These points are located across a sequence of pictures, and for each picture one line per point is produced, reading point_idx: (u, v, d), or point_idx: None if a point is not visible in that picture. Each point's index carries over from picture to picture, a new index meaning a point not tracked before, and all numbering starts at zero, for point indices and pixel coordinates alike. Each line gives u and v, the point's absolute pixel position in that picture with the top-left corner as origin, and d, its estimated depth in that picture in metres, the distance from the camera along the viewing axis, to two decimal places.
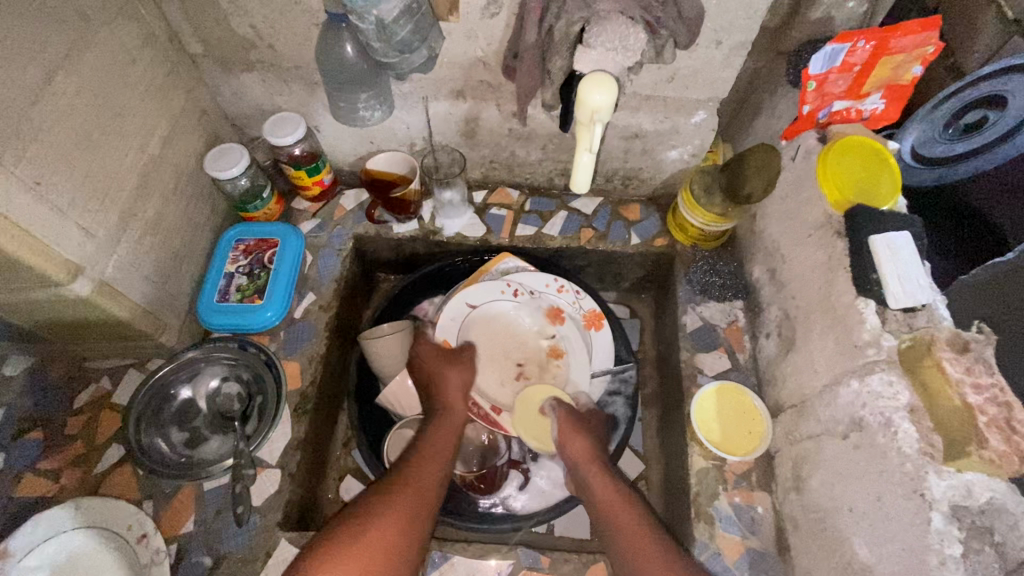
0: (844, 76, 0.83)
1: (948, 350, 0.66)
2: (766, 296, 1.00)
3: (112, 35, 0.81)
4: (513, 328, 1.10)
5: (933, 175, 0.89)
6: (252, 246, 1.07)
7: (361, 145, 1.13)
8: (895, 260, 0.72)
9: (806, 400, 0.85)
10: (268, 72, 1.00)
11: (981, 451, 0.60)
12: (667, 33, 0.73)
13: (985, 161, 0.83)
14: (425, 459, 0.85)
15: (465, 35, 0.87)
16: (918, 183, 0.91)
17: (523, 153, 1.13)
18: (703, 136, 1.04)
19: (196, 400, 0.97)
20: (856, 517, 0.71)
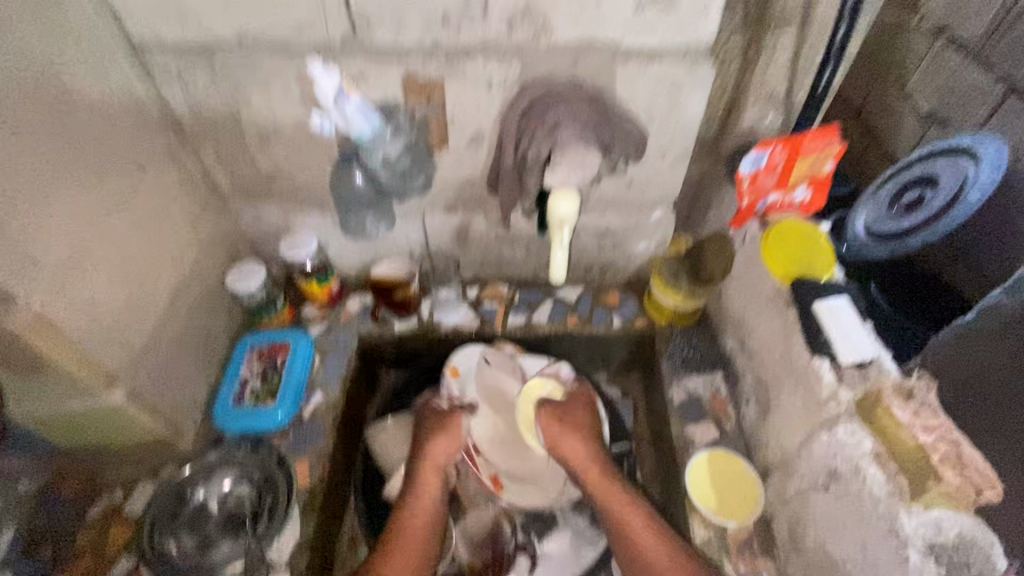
0: (771, 174, 0.99)
1: (896, 399, 0.73)
2: (740, 364, 1.09)
3: (159, 180, 0.97)
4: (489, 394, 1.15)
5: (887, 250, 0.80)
6: (265, 350, 1.16)
7: (365, 254, 1.27)
8: (837, 322, 0.83)
9: (788, 459, 0.90)
10: (285, 199, 1.16)
11: (940, 485, 0.67)
12: (618, 152, 0.91)
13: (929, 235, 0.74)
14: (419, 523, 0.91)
15: (455, 161, 1.04)
16: (875, 257, 0.83)
17: (510, 252, 1.27)
18: (665, 229, 1.20)
19: (208, 502, 0.99)
20: (850, 569, 0.74)
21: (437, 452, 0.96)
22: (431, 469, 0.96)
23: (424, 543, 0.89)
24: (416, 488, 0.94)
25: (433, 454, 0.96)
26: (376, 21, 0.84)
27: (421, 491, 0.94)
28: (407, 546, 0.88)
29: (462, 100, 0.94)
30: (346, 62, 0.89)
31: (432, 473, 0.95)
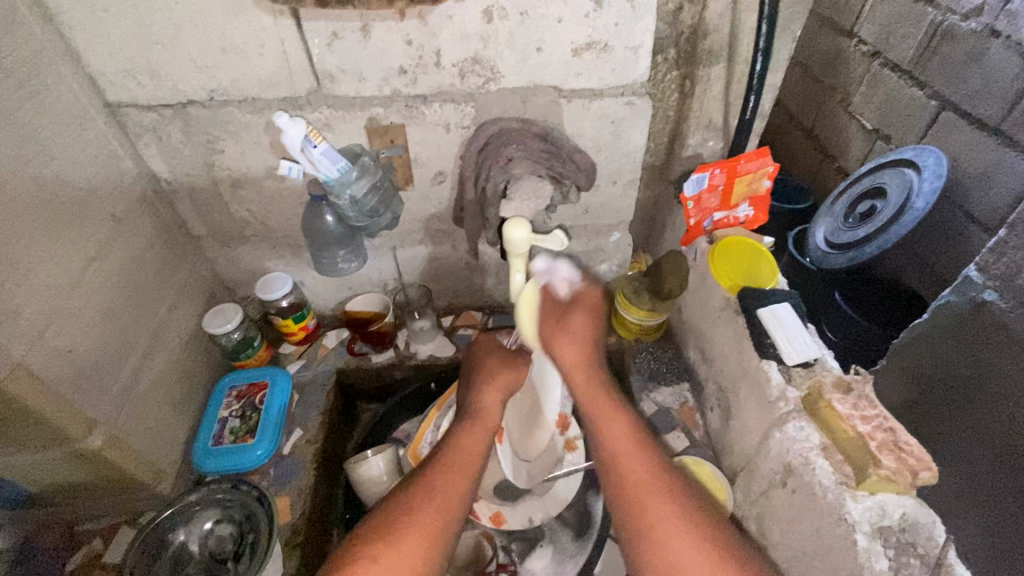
0: (713, 194, 1.09)
1: (836, 392, 0.82)
2: (703, 374, 1.14)
3: (136, 230, 1.01)
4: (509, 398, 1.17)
5: (847, 259, 1.18)
6: (244, 390, 1.19)
7: (341, 291, 1.31)
8: (781, 327, 0.90)
9: (750, 459, 0.95)
10: (259, 242, 1.21)
11: (878, 470, 0.72)
12: (569, 181, 0.98)
13: (882, 242, 1.11)
14: (461, 449, 0.84)
15: (421, 198, 1.11)
16: (836, 266, 1.21)
17: (481, 281, 1.33)
18: (623, 250, 1.27)
19: (188, 544, 1.00)
20: (809, 560, 0.78)
21: (501, 379, 0.96)
22: (494, 391, 0.94)
23: (480, 453, 0.85)
24: (478, 408, 0.91)
25: (495, 380, 0.96)
26: (338, 75, 0.92)
27: (484, 407, 0.91)
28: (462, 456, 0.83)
29: (423, 142, 1.01)
30: (313, 113, 0.96)
31: (492, 400, 0.93)
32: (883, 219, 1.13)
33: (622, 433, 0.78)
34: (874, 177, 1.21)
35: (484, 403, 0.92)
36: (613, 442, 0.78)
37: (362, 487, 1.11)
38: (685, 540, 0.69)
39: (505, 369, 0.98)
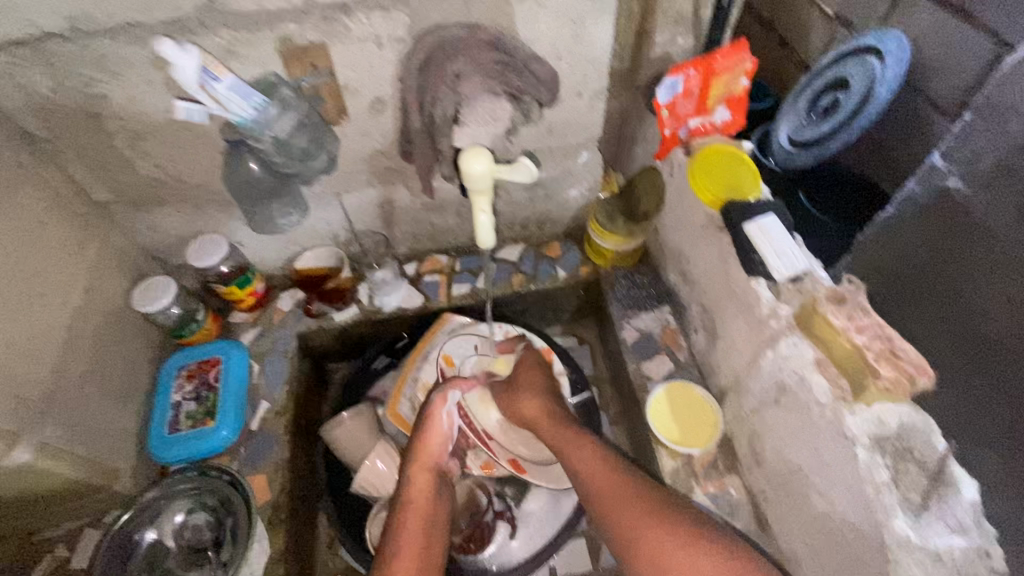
0: (689, 98, 0.98)
1: (831, 304, 0.75)
2: (685, 296, 1.10)
3: (20, 204, 0.84)
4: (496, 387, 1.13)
5: (814, 155, 1.01)
6: (195, 369, 1.07)
7: (287, 248, 1.18)
8: (768, 241, 0.84)
9: (739, 379, 0.93)
10: (181, 203, 1.05)
11: (876, 381, 0.69)
12: (529, 97, 0.87)
13: (850, 135, 0.95)
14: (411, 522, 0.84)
15: (360, 132, 0.95)
16: (799, 165, 1.05)
17: (441, 221, 1.21)
18: (594, 171, 1.17)
19: (163, 540, 0.94)
20: (805, 471, 0.78)
21: (427, 448, 0.92)
22: (422, 467, 0.90)
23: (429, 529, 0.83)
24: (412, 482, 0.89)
25: (421, 454, 0.91)
26: None
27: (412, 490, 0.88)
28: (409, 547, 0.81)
29: (352, 63, 0.85)
30: (210, 37, 0.78)
31: (422, 474, 0.89)
32: (845, 114, 0.96)
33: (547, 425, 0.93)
34: (836, 68, 0.99)
35: (420, 468, 0.90)
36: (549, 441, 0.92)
37: (342, 452, 1.05)
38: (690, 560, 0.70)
39: (425, 434, 0.93)
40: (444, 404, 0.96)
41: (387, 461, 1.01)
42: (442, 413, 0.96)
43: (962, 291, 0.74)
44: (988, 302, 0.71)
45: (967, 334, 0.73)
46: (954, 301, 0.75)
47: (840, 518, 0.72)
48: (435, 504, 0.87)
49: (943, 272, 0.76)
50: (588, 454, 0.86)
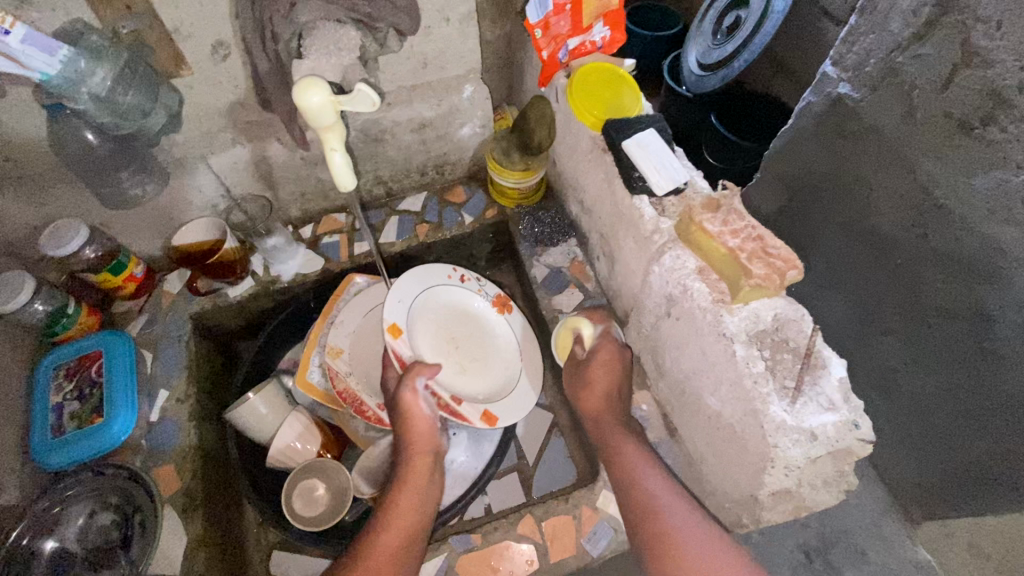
0: (562, 16, 0.93)
1: (705, 212, 0.77)
2: (586, 225, 1.10)
3: None
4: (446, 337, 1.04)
5: (719, 77, 1.01)
6: (74, 367, 0.99)
7: (161, 224, 1.08)
8: (646, 156, 0.83)
9: (636, 298, 0.95)
10: (17, 185, 0.92)
11: (749, 280, 0.71)
12: (385, 24, 0.79)
13: (749, 54, 0.95)
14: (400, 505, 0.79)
15: (208, 81, 0.86)
16: (709, 89, 1.04)
17: (330, 177, 1.14)
18: (483, 106, 1.12)
19: (65, 546, 0.89)
20: (698, 376, 0.82)
21: (419, 435, 0.86)
22: (418, 452, 0.85)
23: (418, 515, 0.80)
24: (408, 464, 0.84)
25: (415, 440, 0.86)
26: None
27: (408, 477, 0.83)
28: (396, 530, 0.77)
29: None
30: None
31: (419, 460, 0.85)
32: (747, 32, 0.95)
33: (612, 427, 0.85)
34: None
35: (416, 453, 0.85)
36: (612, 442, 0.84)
37: (253, 430, 1.00)
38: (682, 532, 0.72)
39: (411, 423, 0.87)
40: (417, 395, 0.87)
41: (306, 441, 1.00)
42: (420, 403, 0.87)
43: (848, 190, 0.85)
44: (878, 197, 0.80)
45: (864, 234, 0.84)
46: (853, 200, 0.84)
47: (729, 415, 0.76)
48: (427, 489, 0.83)
49: (841, 175, 0.86)
50: (648, 464, 0.79)
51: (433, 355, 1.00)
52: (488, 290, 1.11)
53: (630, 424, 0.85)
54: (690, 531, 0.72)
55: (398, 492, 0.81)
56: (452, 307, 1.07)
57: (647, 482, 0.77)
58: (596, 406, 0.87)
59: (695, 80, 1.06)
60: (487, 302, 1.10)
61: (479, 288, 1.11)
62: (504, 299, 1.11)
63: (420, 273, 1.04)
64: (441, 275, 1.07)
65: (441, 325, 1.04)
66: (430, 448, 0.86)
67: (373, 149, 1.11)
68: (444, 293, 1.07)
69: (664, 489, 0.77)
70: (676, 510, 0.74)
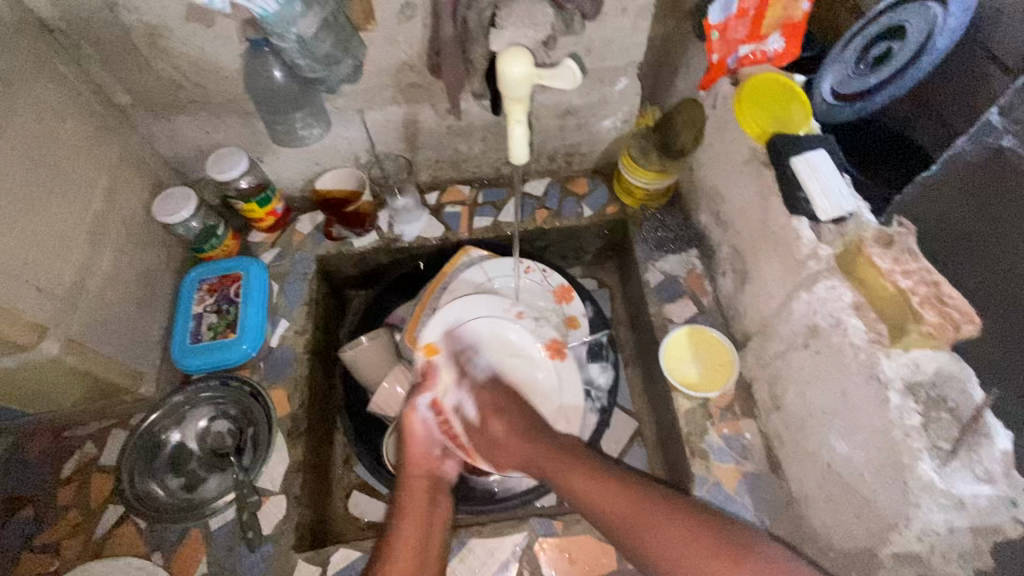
0: (742, 21, 0.91)
1: (876, 246, 0.72)
2: (715, 238, 1.06)
3: (37, 98, 0.81)
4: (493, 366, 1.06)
5: (853, 110, 0.85)
6: (216, 283, 1.08)
7: (307, 167, 1.15)
8: (817, 176, 0.78)
9: (767, 322, 0.91)
10: (200, 110, 1.01)
11: (920, 327, 0.67)
12: (573, 6, 0.79)
13: (897, 89, 0.78)
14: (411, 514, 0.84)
15: (387, 40, 0.91)
16: (841, 120, 0.88)
17: (466, 148, 1.17)
18: (630, 101, 1.11)
19: (187, 442, 0.97)
20: (828, 415, 0.77)
21: (417, 456, 0.91)
22: (416, 472, 0.90)
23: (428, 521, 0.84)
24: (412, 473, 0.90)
25: (412, 460, 0.91)
26: None
27: (412, 492, 0.88)
28: (408, 550, 0.79)
29: None
30: None
31: (418, 474, 0.90)
32: (894, 67, 0.77)
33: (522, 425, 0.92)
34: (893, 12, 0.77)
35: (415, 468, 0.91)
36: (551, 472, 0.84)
37: (364, 371, 1.06)
38: (661, 521, 0.73)
39: (408, 439, 0.92)
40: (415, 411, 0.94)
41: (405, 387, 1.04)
42: (418, 418, 0.94)
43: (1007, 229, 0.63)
44: None
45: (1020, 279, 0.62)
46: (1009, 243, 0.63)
47: (862, 462, 0.71)
48: (429, 511, 0.86)
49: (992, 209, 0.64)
50: (534, 449, 0.88)
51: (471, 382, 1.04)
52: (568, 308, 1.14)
53: (523, 422, 0.92)
54: (620, 508, 0.76)
55: (400, 520, 0.83)
56: (500, 342, 1.07)
57: (550, 462, 0.85)
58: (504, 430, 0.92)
59: (825, 111, 0.90)
60: (539, 345, 1.07)
61: (534, 329, 1.09)
62: (559, 346, 1.07)
63: (473, 301, 1.08)
64: (498, 308, 1.09)
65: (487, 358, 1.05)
66: (428, 463, 0.92)
67: None
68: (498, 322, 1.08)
69: (560, 467, 0.84)
70: (573, 475, 0.82)
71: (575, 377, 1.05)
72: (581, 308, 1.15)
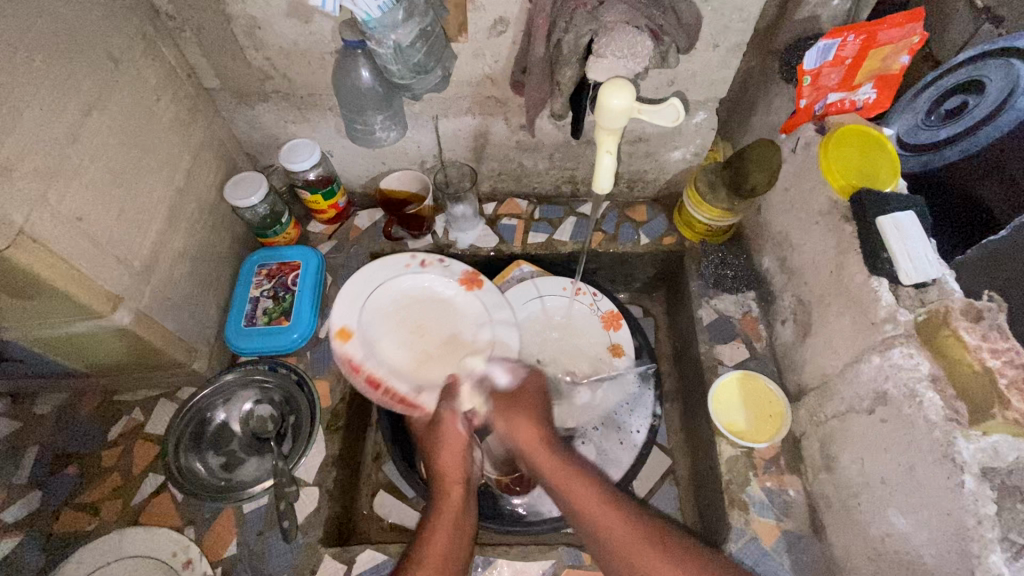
0: (837, 69, 0.88)
1: (963, 319, 0.68)
2: (778, 284, 1.03)
3: (138, 76, 0.84)
4: (450, 319, 1.03)
5: (918, 162, 0.90)
6: (274, 270, 1.10)
7: (373, 165, 1.17)
8: (903, 239, 0.75)
9: (829, 380, 0.88)
10: (282, 101, 1.04)
11: (1005, 412, 0.62)
12: (670, 39, 0.78)
13: (968, 146, 0.83)
14: (439, 529, 0.77)
15: (474, 52, 0.92)
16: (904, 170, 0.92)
17: (531, 163, 1.17)
18: (704, 135, 1.10)
19: (230, 422, 1.00)
20: (889, 487, 0.74)
21: (452, 454, 0.84)
22: (450, 480, 0.83)
23: (463, 524, 0.80)
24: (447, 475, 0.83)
25: (447, 461, 0.83)
26: None
27: (445, 507, 0.80)
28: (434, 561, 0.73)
29: None
30: None
31: (452, 489, 0.82)
32: (975, 120, 0.83)
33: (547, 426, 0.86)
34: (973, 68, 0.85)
35: (448, 483, 0.83)
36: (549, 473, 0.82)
37: None
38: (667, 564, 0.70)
39: (444, 439, 0.85)
40: (456, 416, 0.86)
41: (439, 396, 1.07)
42: (458, 423, 0.86)
43: None
44: None
45: None
46: None
47: (924, 542, 0.68)
48: (462, 520, 0.80)
49: None
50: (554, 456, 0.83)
51: (398, 347, 1.00)
52: (613, 335, 1.14)
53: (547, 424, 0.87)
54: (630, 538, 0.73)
55: (432, 531, 0.77)
56: (414, 296, 1.05)
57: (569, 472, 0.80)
58: (525, 425, 0.85)
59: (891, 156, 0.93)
60: (453, 280, 1.05)
61: (442, 268, 1.06)
62: (473, 276, 1.05)
63: (370, 270, 1.03)
64: (396, 268, 1.05)
65: (404, 313, 1.03)
66: (464, 469, 0.84)
67: (583, 149, 1.12)
68: (429, 285, 1.06)
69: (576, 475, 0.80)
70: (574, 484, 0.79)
71: (499, 300, 1.04)
72: (628, 336, 1.13)
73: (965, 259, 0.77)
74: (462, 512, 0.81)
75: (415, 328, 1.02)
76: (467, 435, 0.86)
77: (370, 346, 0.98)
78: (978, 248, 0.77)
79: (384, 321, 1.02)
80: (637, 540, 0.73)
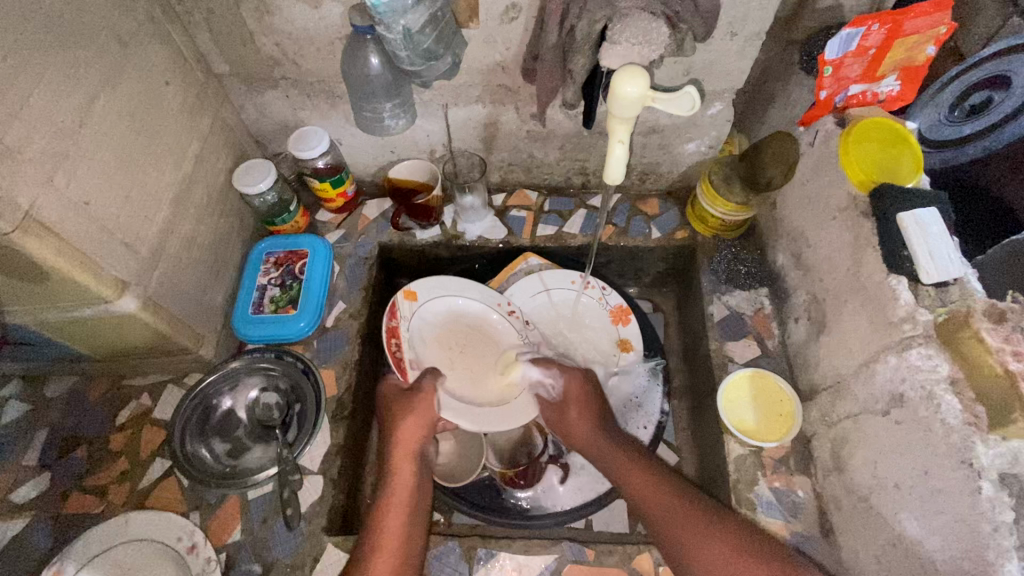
0: (860, 59, 0.85)
1: (986, 320, 0.66)
2: (793, 281, 1.01)
3: (147, 60, 0.84)
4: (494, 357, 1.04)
5: (939, 158, 0.91)
6: (282, 258, 1.10)
7: (382, 154, 1.16)
8: (924, 236, 0.73)
9: (842, 380, 0.86)
10: (291, 87, 1.03)
11: None
12: (686, 26, 0.76)
13: (994, 141, 0.85)
14: (393, 508, 0.79)
15: (486, 39, 0.91)
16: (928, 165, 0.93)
17: (541, 154, 1.15)
18: (720, 127, 1.07)
19: (236, 410, 1.00)
20: (902, 491, 0.72)
21: (407, 434, 0.86)
22: (403, 457, 0.84)
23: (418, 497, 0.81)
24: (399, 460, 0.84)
25: (402, 438, 0.85)
26: None
27: (397, 486, 0.81)
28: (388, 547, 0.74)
29: None
30: None
31: (404, 465, 0.84)
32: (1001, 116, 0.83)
33: (594, 406, 0.93)
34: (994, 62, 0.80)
35: (400, 457, 0.84)
36: (603, 456, 0.87)
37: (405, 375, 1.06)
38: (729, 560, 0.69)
39: (404, 421, 0.87)
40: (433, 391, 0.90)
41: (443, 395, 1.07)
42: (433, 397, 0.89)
43: None
44: None
45: None
46: None
47: (937, 548, 0.66)
48: (415, 497, 0.81)
49: None
50: (602, 436, 0.89)
51: (432, 341, 1.03)
52: (621, 330, 1.12)
53: (596, 412, 0.92)
54: (679, 509, 0.75)
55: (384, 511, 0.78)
56: (474, 320, 1.07)
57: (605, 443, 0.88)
58: (580, 416, 0.92)
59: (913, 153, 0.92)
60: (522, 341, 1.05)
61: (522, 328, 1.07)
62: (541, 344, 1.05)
63: (464, 284, 1.07)
64: (490, 298, 1.07)
65: (457, 326, 1.06)
66: (418, 445, 0.85)
67: (595, 140, 1.10)
68: (493, 323, 1.07)
69: (613, 450, 0.86)
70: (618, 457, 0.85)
71: None
72: (637, 330, 1.12)
73: (985, 259, 0.75)
74: (414, 488, 0.82)
75: (457, 338, 1.05)
76: (433, 415, 0.88)
77: (419, 323, 1.03)
78: (1002, 247, 0.75)
79: (439, 316, 1.05)
80: (694, 518, 0.74)
